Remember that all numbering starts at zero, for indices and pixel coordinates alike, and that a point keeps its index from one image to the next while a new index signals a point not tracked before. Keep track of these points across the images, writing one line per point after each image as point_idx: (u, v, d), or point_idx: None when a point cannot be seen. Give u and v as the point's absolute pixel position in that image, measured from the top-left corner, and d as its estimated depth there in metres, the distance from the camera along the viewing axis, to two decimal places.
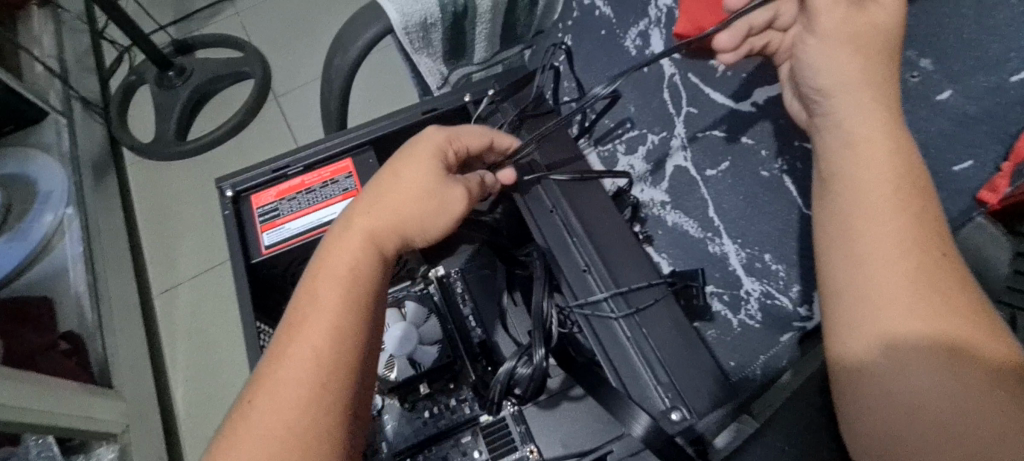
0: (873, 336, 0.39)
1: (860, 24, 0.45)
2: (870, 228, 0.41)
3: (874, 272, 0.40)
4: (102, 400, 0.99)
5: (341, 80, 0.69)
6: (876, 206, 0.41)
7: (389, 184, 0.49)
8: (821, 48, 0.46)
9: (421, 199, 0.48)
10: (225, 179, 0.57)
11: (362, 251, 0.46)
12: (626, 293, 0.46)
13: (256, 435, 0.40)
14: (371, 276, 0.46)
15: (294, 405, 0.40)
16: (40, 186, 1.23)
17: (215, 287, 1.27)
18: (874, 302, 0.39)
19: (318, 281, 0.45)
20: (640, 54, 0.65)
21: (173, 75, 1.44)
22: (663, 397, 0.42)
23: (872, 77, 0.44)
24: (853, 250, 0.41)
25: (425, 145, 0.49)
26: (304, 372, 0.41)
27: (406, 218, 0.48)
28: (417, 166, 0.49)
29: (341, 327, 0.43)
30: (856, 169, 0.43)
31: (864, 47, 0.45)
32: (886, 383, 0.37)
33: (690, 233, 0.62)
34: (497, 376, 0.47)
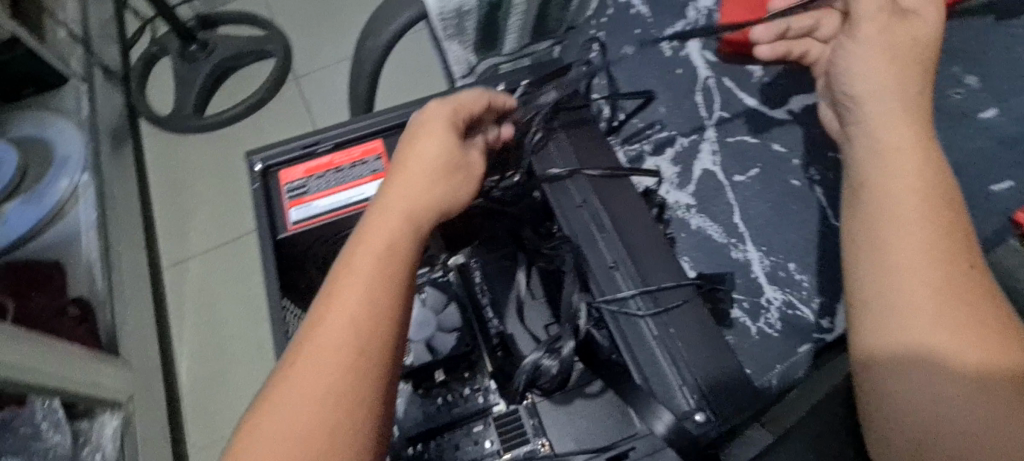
0: (890, 343, 0.38)
1: (900, 35, 0.48)
2: (899, 237, 0.40)
3: (897, 280, 0.39)
4: (109, 367, 0.99)
5: (372, 63, 0.69)
6: (901, 213, 0.41)
7: (414, 157, 0.50)
8: (859, 55, 0.48)
9: (443, 170, 0.50)
10: (254, 153, 0.57)
11: (395, 225, 0.47)
12: (654, 291, 0.46)
13: (289, 401, 0.40)
14: (407, 252, 0.46)
15: (328, 377, 0.40)
16: (56, 150, 1.23)
17: (225, 263, 1.27)
18: (897, 310, 0.39)
19: (354, 258, 0.45)
20: (674, 55, 0.67)
21: (195, 49, 1.44)
22: (687, 398, 0.42)
23: (904, 87, 0.46)
24: (878, 257, 0.41)
25: (436, 120, 0.50)
26: (337, 343, 0.41)
27: (433, 190, 0.49)
28: (436, 145, 0.50)
29: (374, 301, 0.43)
30: (885, 177, 0.42)
31: (899, 59, 0.47)
32: (912, 390, 0.37)
33: (714, 238, 0.60)
34: (523, 366, 0.47)
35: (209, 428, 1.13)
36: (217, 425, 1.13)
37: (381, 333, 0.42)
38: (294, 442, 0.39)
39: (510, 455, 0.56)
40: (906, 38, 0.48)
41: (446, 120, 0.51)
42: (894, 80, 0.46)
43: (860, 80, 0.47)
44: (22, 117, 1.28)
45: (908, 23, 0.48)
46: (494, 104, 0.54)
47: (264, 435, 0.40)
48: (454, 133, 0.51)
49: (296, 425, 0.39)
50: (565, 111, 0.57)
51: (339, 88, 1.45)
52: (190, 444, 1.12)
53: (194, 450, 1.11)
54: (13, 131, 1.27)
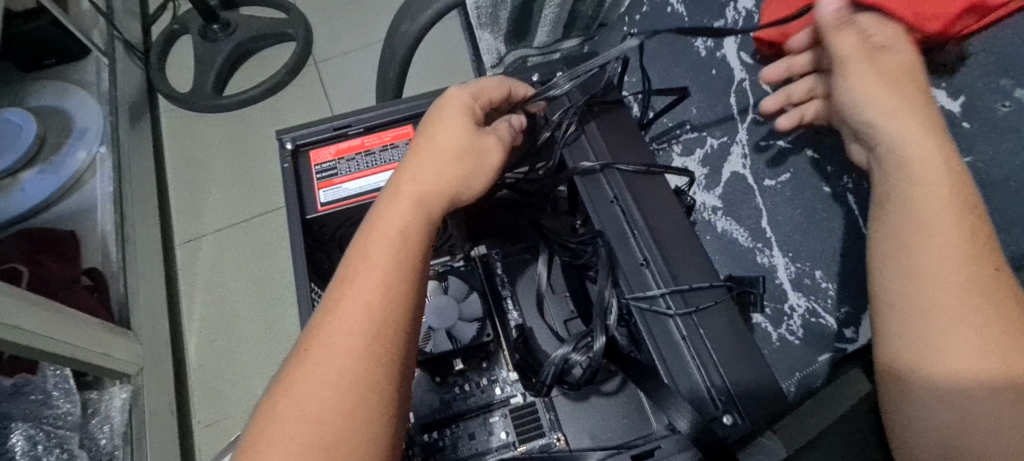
0: (917, 350, 0.38)
1: (887, 60, 0.45)
2: (926, 242, 0.39)
3: (922, 287, 0.39)
4: (120, 340, 0.99)
5: (405, 48, 0.68)
6: (927, 219, 0.40)
7: (431, 143, 0.49)
8: (855, 90, 0.44)
9: (462, 155, 0.49)
10: (285, 132, 0.57)
11: (413, 212, 0.46)
12: (684, 291, 0.45)
13: (307, 385, 0.40)
14: (419, 237, 0.45)
15: (341, 362, 0.40)
16: (76, 121, 1.24)
17: (237, 244, 1.27)
18: (930, 321, 0.38)
19: (368, 242, 0.45)
20: (710, 55, 0.65)
21: (217, 29, 1.43)
22: (716, 401, 0.42)
23: (909, 106, 0.42)
24: (905, 266, 0.40)
25: (452, 107, 0.50)
26: (354, 327, 0.41)
27: (451, 177, 0.48)
28: (453, 132, 0.49)
29: (386, 285, 0.43)
30: (912, 187, 0.41)
31: (893, 83, 0.43)
32: (939, 400, 0.37)
33: (739, 241, 0.61)
34: (551, 360, 0.46)
35: (215, 407, 1.13)
36: (224, 403, 1.13)
37: (393, 318, 0.42)
38: (310, 425, 0.39)
39: (526, 447, 0.55)
40: (899, 62, 0.45)
41: (463, 106, 0.50)
42: (896, 105, 0.42)
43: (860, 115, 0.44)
44: (41, 86, 1.29)
45: (893, 49, 0.45)
46: (514, 95, 0.55)
47: (280, 418, 0.39)
48: (471, 120, 0.50)
49: (310, 408, 0.39)
50: (595, 105, 0.56)
51: (358, 75, 1.44)
52: (195, 421, 1.12)
53: (199, 426, 1.11)
54: (33, 100, 1.27)
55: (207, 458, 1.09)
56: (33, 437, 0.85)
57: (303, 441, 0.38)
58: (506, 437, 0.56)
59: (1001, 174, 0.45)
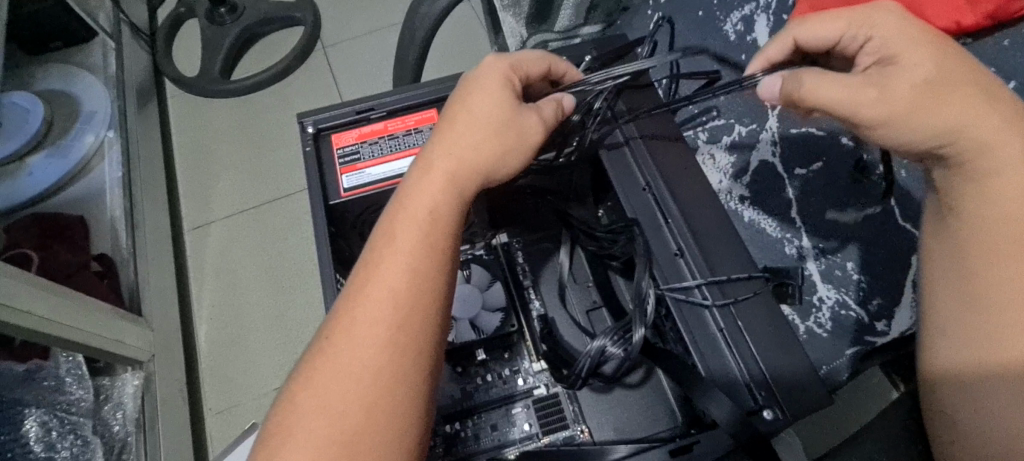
0: (971, 356, 0.40)
1: (898, 75, 0.40)
2: (998, 264, 0.40)
3: (993, 310, 0.39)
4: (132, 326, 0.99)
5: (426, 29, 0.66)
6: (1006, 236, 0.39)
7: (465, 118, 0.47)
8: (898, 124, 0.39)
9: (497, 131, 0.46)
10: (305, 115, 0.55)
11: (444, 191, 0.44)
12: (722, 282, 0.44)
13: (332, 373, 0.39)
14: (449, 220, 0.44)
15: (370, 346, 0.39)
16: (83, 105, 1.22)
17: (246, 231, 1.26)
18: (991, 343, 0.39)
19: (397, 223, 0.43)
20: (740, 40, 0.61)
21: (224, 12, 1.41)
22: (754, 395, 0.41)
23: (952, 111, 0.39)
24: (961, 263, 0.41)
25: (490, 79, 0.48)
26: (382, 313, 0.40)
27: (485, 156, 0.46)
28: (489, 107, 0.47)
29: (415, 268, 0.41)
30: (989, 200, 0.40)
31: (928, 92, 0.39)
32: (972, 403, 0.40)
33: (767, 232, 0.57)
34: (585, 352, 0.45)
35: (225, 394, 1.12)
36: (235, 390, 1.12)
37: (422, 303, 0.41)
38: (337, 411, 0.38)
39: (549, 439, 0.54)
40: (918, 71, 0.39)
41: (501, 80, 0.48)
42: (936, 132, 0.39)
43: (908, 148, 0.40)
44: (47, 70, 1.27)
45: (898, 54, 0.40)
46: (552, 72, 0.52)
47: (307, 405, 0.38)
48: (510, 93, 0.47)
49: (339, 395, 0.38)
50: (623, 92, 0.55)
51: (368, 61, 1.42)
52: (207, 408, 1.11)
53: (211, 414, 1.11)
54: (40, 84, 1.26)
55: (218, 445, 1.08)
56: (46, 423, 0.86)
57: (332, 427, 0.37)
58: (528, 428, 0.55)
59: None
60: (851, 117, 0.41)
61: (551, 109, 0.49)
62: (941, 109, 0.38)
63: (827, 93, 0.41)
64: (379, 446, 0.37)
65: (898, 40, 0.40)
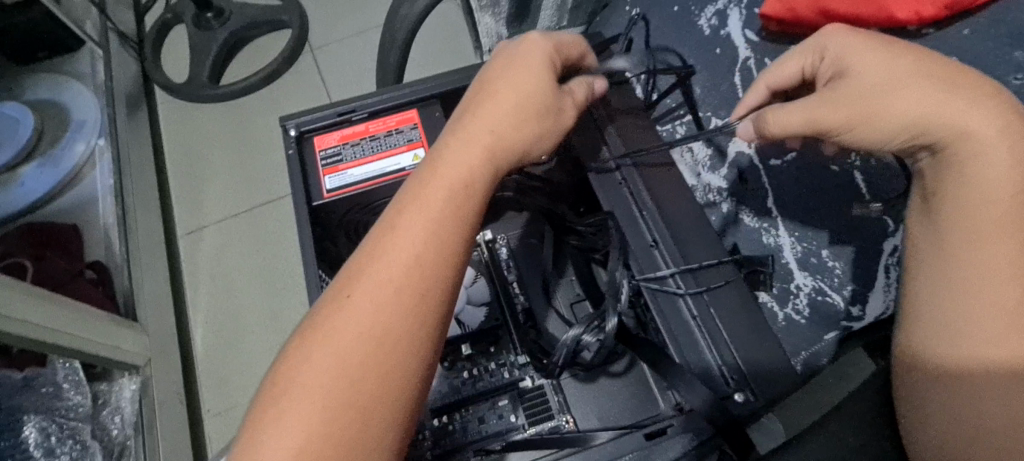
0: (944, 340, 0.38)
1: (855, 83, 0.44)
2: (981, 248, 0.38)
3: (978, 298, 0.38)
4: (127, 332, 1.00)
5: (405, 32, 0.67)
6: (990, 223, 0.39)
7: (500, 90, 0.48)
8: (859, 134, 0.44)
9: (530, 108, 0.47)
10: (289, 118, 0.56)
11: (477, 161, 0.45)
12: (695, 271, 0.46)
13: (349, 331, 0.38)
14: (480, 190, 0.44)
15: (384, 307, 0.39)
16: (73, 114, 1.23)
17: (241, 233, 1.27)
18: (968, 327, 0.38)
19: (429, 185, 0.43)
20: (714, 34, 0.62)
21: (211, 17, 1.42)
22: (727, 379, 0.42)
23: (918, 105, 0.41)
24: (937, 247, 0.40)
25: (533, 56, 0.49)
26: (406, 277, 0.40)
27: (516, 134, 0.47)
28: (528, 83, 0.48)
29: (440, 235, 0.42)
30: (969, 187, 0.40)
31: (891, 85, 0.42)
32: (944, 391, 0.37)
33: (746, 222, 0.59)
34: (563, 342, 0.46)
35: (223, 396, 1.14)
36: (232, 391, 1.14)
37: (441, 274, 0.41)
38: (337, 370, 0.37)
39: (535, 429, 0.55)
40: (873, 73, 0.43)
41: (546, 59, 0.49)
42: (902, 125, 0.42)
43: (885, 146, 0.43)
44: (36, 79, 1.28)
45: (848, 63, 0.45)
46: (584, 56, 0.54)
47: (312, 358, 0.38)
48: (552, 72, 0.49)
49: (343, 352, 0.38)
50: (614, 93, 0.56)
51: (356, 61, 1.43)
52: (205, 410, 1.13)
53: (209, 415, 1.12)
54: (29, 94, 1.26)
55: (217, 446, 1.10)
56: (45, 429, 0.87)
57: (331, 386, 0.37)
58: (514, 420, 0.56)
59: None
60: (818, 127, 0.45)
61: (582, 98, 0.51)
62: (901, 100, 0.41)
63: (792, 120, 0.46)
64: (375, 411, 0.37)
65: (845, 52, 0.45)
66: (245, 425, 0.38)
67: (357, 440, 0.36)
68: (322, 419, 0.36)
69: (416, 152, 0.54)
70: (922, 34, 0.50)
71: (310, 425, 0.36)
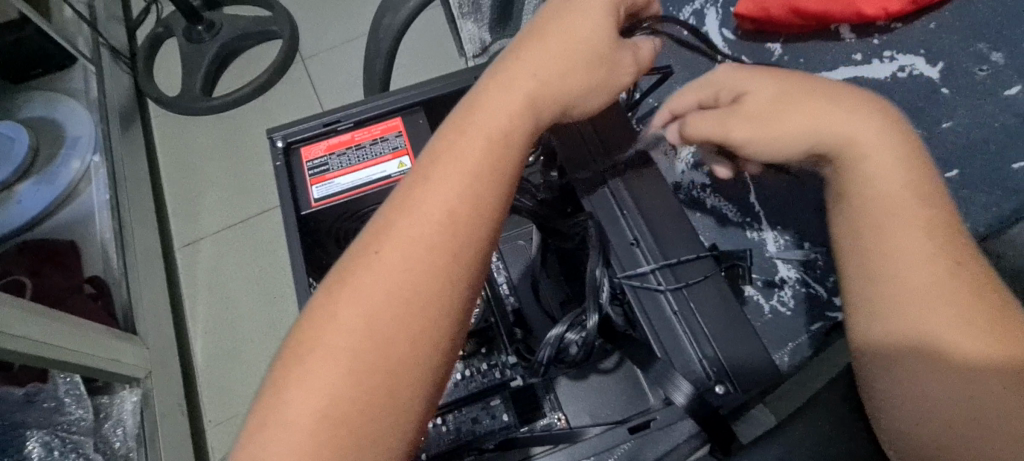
0: (889, 337, 0.37)
1: (758, 99, 0.45)
2: (891, 234, 0.39)
3: (894, 284, 0.38)
4: (126, 345, 1.01)
5: (390, 40, 0.68)
6: (893, 211, 0.39)
7: (551, 37, 0.46)
8: (766, 146, 0.44)
9: (583, 57, 0.45)
10: (276, 130, 0.57)
11: (521, 112, 0.44)
12: (674, 266, 0.47)
13: (378, 291, 0.38)
14: (519, 147, 0.43)
15: (414, 273, 0.38)
16: (67, 131, 1.24)
17: (237, 243, 1.28)
18: (897, 313, 0.37)
19: (466, 139, 0.42)
20: (693, 33, 0.60)
21: (201, 30, 1.43)
22: (707, 371, 0.43)
23: (816, 117, 0.42)
24: (861, 248, 0.39)
25: (594, 0, 0.46)
26: (437, 237, 0.39)
27: (565, 86, 0.45)
28: (585, 31, 0.46)
29: (473, 199, 0.41)
30: (872, 178, 0.40)
31: (787, 101, 0.44)
32: (906, 389, 0.35)
33: (728, 216, 0.59)
34: (546, 341, 0.48)
35: (224, 405, 1.15)
36: (234, 400, 1.15)
37: (470, 244, 0.40)
38: (365, 336, 0.37)
39: (527, 428, 0.56)
40: (768, 91, 0.44)
41: (607, 5, 0.47)
42: (808, 142, 0.43)
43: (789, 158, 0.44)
44: (30, 97, 1.29)
45: (744, 85, 0.46)
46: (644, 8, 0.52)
47: (341, 321, 0.38)
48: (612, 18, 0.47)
49: (371, 318, 0.37)
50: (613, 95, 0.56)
51: (347, 69, 1.44)
52: (207, 420, 1.14)
53: (211, 425, 1.13)
54: (23, 112, 1.28)
55: (220, 455, 1.11)
56: (48, 443, 0.88)
57: (360, 352, 0.37)
58: (506, 419, 0.57)
59: (980, 138, 0.46)
60: (726, 139, 0.45)
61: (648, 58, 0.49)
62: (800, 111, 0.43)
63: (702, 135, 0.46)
64: (401, 379, 0.36)
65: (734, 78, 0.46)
66: (257, 407, 0.38)
67: (382, 412, 0.36)
68: (350, 385, 0.36)
69: (402, 160, 0.55)
70: (891, 28, 0.52)
71: (331, 399, 0.36)
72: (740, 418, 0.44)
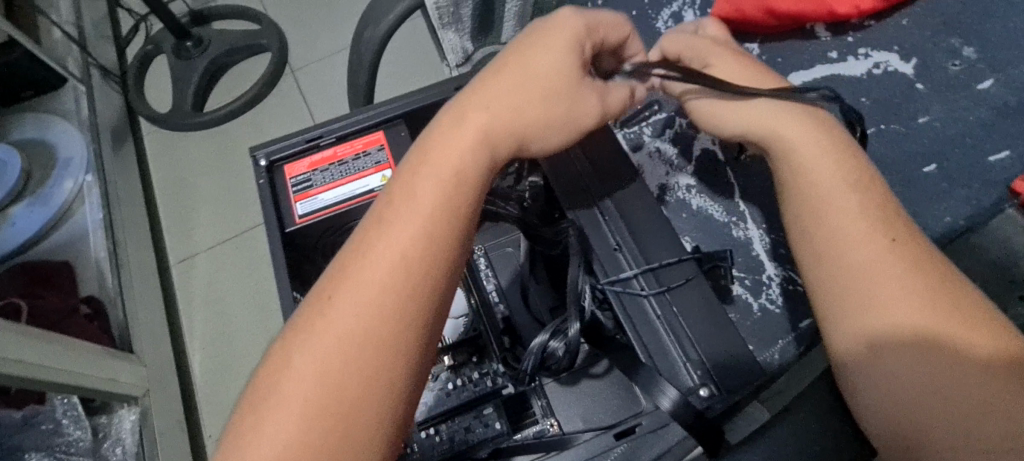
0: (859, 335, 0.39)
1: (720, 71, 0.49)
2: (846, 228, 0.43)
3: (853, 277, 0.41)
4: (124, 364, 1.01)
5: (371, 54, 0.68)
6: (844, 210, 0.43)
7: (509, 74, 0.47)
8: (707, 110, 0.49)
9: (539, 93, 0.47)
10: (258, 148, 0.57)
11: (473, 149, 0.45)
12: (656, 271, 0.47)
13: (332, 334, 0.39)
14: (472, 183, 0.44)
15: (375, 305, 0.40)
16: (59, 152, 1.25)
17: (232, 257, 1.28)
18: (861, 305, 0.40)
19: (417, 179, 0.44)
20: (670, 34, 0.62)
21: (191, 46, 1.43)
22: (692, 375, 0.44)
23: (766, 113, 0.47)
24: (819, 254, 0.43)
25: (558, 34, 0.47)
26: (390, 276, 0.41)
27: (521, 121, 0.46)
28: (545, 66, 0.47)
29: (429, 230, 0.42)
30: (823, 180, 0.44)
31: (741, 78, 0.49)
32: (882, 384, 0.37)
33: (714, 217, 0.56)
34: (530, 349, 0.48)
35: (223, 420, 1.15)
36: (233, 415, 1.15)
37: (425, 279, 0.41)
38: (329, 370, 0.38)
39: (520, 435, 0.57)
40: (729, 77, 0.49)
41: (571, 38, 0.47)
42: (743, 127, 0.47)
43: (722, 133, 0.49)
44: (21, 119, 1.29)
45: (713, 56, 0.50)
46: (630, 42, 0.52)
47: (306, 356, 0.39)
48: (576, 56, 0.47)
49: (334, 352, 0.39)
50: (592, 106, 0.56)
51: (337, 80, 1.44)
52: (207, 435, 1.14)
53: (211, 440, 1.14)
54: (16, 134, 1.28)
55: None
56: None
57: (324, 384, 0.38)
58: (498, 427, 0.57)
59: (957, 132, 0.47)
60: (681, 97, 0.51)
61: (618, 105, 0.49)
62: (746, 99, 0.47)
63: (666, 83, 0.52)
64: (365, 410, 0.37)
65: (705, 47, 0.51)
66: (241, 430, 0.38)
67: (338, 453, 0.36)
68: (315, 418, 0.37)
69: (385, 173, 0.56)
70: (864, 26, 0.53)
71: (287, 443, 0.36)
72: (732, 416, 0.40)
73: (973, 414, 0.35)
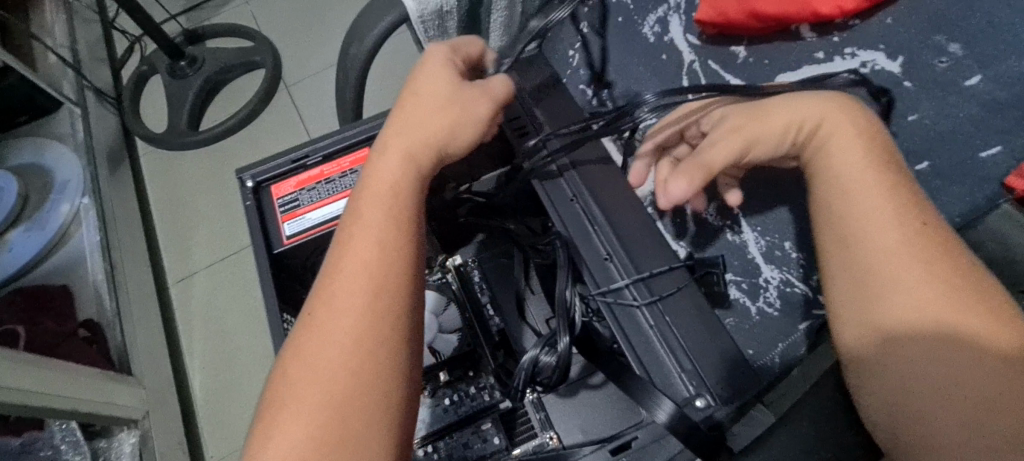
0: (874, 327, 0.38)
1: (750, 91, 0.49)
2: (867, 205, 0.41)
3: (880, 256, 0.39)
4: (122, 387, 1.01)
5: (357, 69, 0.68)
6: (869, 192, 0.41)
7: (416, 95, 0.50)
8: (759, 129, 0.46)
9: (450, 100, 0.49)
10: (244, 170, 0.57)
11: (404, 169, 0.47)
12: (647, 280, 0.46)
13: (321, 349, 0.40)
14: (411, 188, 0.46)
15: (363, 322, 0.40)
16: (55, 175, 1.25)
17: (230, 275, 1.28)
18: (883, 286, 0.38)
19: (369, 193, 0.46)
20: (658, 40, 0.61)
21: (185, 65, 1.44)
22: (687, 385, 0.43)
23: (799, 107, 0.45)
24: (844, 236, 0.41)
25: (434, 58, 0.51)
26: (360, 288, 0.41)
27: (439, 130, 0.48)
28: (441, 80, 0.50)
29: (398, 243, 0.43)
30: (843, 164, 0.43)
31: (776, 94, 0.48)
32: (895, 376, 0.36)
33: (710, 221, 0.54)
34: (521, 365, 0.47)
35: (224, 439, 1.14)
36: (235, 434, 1.14)
37: (397, 287, 0.42)
38: (332, 382, 0.38)
39: (518, 450, 0.56)
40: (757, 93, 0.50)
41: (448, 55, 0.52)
42: (785, 124, 0.45)
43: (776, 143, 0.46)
44: (19, 144, 1.30)
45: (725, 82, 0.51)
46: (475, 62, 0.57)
47: (301, 380, 0.39)
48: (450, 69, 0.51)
49: (324, 367, 0.39)
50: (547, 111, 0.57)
51: (331, 94, 1.45)
52: (208, 455, 1.13)
53: None
54: (14, 159, 1.28)
55: None
56: None
57: (319, 400, 0.38)
58: (497, 442, 0.56)
59: (946, 129, 0.47)
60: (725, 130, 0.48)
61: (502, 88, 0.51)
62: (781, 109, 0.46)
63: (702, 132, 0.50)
64: (367, 425, 0.37)
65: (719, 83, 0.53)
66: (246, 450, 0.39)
67: None
68: (314, 435, 0.37)
69: None
70: (849, 25, 0.53)
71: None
72: (737, 420, 0.41)
73: (987, 411, 0.33)
